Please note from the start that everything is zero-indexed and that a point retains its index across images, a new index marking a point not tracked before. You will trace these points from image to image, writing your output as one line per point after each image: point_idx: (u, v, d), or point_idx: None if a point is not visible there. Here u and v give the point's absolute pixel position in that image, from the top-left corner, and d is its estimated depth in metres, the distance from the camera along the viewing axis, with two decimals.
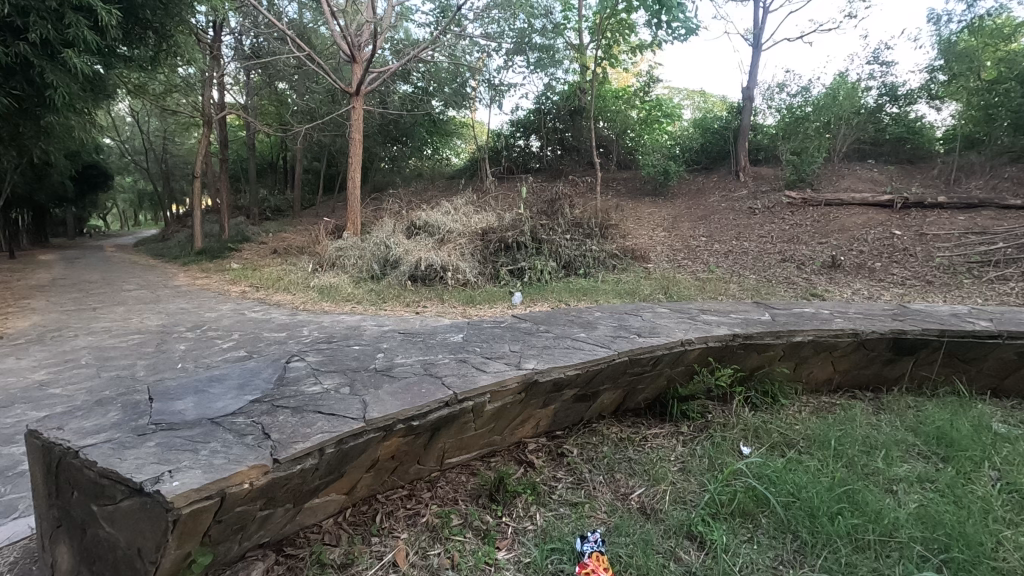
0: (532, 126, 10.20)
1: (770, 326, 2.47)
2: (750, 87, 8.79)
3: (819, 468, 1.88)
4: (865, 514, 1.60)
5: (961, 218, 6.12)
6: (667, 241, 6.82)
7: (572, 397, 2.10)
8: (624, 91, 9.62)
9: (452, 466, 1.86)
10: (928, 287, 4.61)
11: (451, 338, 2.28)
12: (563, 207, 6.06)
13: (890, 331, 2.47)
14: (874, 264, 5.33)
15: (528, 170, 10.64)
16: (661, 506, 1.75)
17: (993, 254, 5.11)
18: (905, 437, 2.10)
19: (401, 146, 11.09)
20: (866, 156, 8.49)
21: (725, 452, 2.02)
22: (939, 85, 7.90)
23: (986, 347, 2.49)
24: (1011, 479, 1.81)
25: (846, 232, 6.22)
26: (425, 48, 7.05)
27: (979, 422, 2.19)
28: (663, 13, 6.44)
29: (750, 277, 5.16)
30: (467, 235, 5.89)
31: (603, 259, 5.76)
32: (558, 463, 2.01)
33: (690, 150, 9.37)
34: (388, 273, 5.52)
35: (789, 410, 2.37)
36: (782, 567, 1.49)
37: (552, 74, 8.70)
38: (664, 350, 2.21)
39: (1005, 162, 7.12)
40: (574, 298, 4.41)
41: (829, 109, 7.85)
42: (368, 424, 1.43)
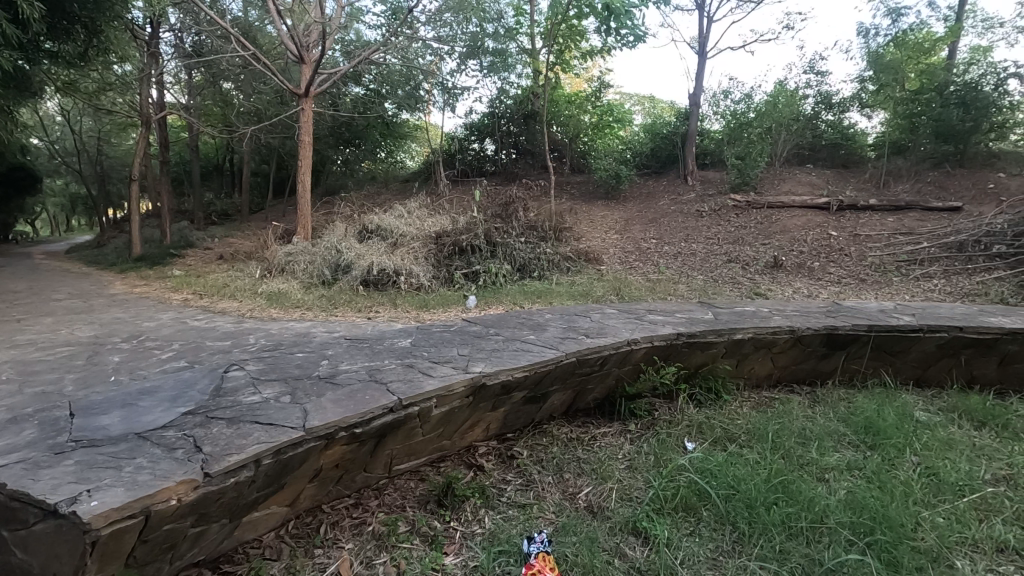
0: (486, 130, 10.21)
1: (712, 325, 2.55)
2: (696, 94, 9.09)
3: (757, 460, 1.96)
4: (798, 503, 1.68)
5: (891, 220, 6.52)
6: (620, 243, 6.96)
7: (521, 399, 2.11)
8: (577, 96, 9.76)
9: (400, 472, 1.84)
10: (861, 285, 4.88)
11: (399, 344, 2.25)
12: (517, 211, 6.10)
13: (823, 327, 2.60)
14: (813, 264, 5.59)
15: (482, 173, 10.63)
16: (607, 504, 1.79)
17: (917, 253, 5.46)
18: (836, 427, 2.21)
19: (354, 149, 10.81)
20: (805, 160, 8.91)
21: (669, 448, 2.08)
22: (868, 94, 8.38)
23: (908, 341, 2.64)
24: (930, 463, 1.93)
25: (787, 233, 6.53)
26: (375, 50, 6.95)
27: (904, 411, 2.33)
28: (612, 20, 6.57)
29: (698, 278, 5.32)
30: (420, 239, 5.85)
31: (557, 262, 5.83)
32: (508, 466, 2.03)
33: (641, 154, 9.59)
34: (340, 278, 5.40)
35: (731, 406, 2.45)
36: (721, 557, 1.54)
37: (505, 78, 8.70)
38: (611, 350, 2.25)
39: (928, 167, 7.64)
40: (528, 301, 4.44)
41: (770, 115, 8.20)
42: (307, 433, 1.40)
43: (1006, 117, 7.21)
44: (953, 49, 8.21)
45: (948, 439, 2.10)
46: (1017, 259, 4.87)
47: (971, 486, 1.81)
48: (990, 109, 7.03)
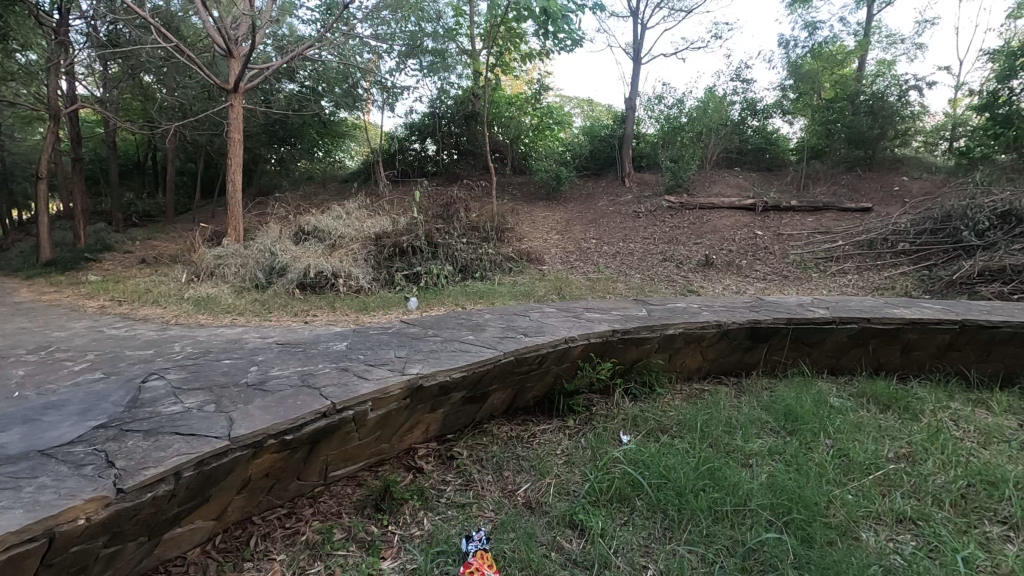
0: (426, 130, 10.09)
1: (645, 321, 2.64)
2: (632, 97, 9.36)
3: (687, 450, 2.05)
4: (724, 488, 1.77)
5: (810, 220, 6.97)
6: (561, 243, 7.08)
7: (460, 399, 2.11)
8: (517, 97, 9.79)
9: (337, 479, 1.80)
10: (784, 281, 5.19)
11: (334, 347, 2.20)
12: (458, 211, 6.11)
13: (747, 321, 2.75)
14: (741, 262, 5.89)
15: (424, 173, 10.51)
16: (545, 499, 1.82)
17: (833, 251, 5.87)
18: (759, 415, 2.35)
19: (289, 147, 10.39)
20: (733, 164, 9.38)
21: (605, 442, 2.14)
22: (789, 102, 8.89)
23: (824, 332, 2.82)
24: (842, 446, 2.08)
25: (717, 232, 6.85)
26: (310, 47, 6.74)
27: (820, 397, 2.50)
28: (549, 23, 6.68)
29: (635, 276, 5.49)
30: (359, 240, 5.73)
31: (499, 262, 5.86)
32: (447, 466, 2.03)
33: (581, 156, 9.78)
34: (274, 281, 5.19)
35: (663, 399, 2.56)
36: (653, 544, 1.61)
37: (445, 77, 8.58)
38: (549, 348, 2.29)
39: (842, 171, 8.22)
40: (470, 301, 4.44)
41: (701, 120, 8.64)
42: (233, 442, 1.35)
43: (908, 126, 7.89)
44: (862, 61, 8.89)
45: (857, 422, 2.28)
46: (919, 255, 5.32)
47: (876, 463, 1.96)
48: (894, 118, 7.68)
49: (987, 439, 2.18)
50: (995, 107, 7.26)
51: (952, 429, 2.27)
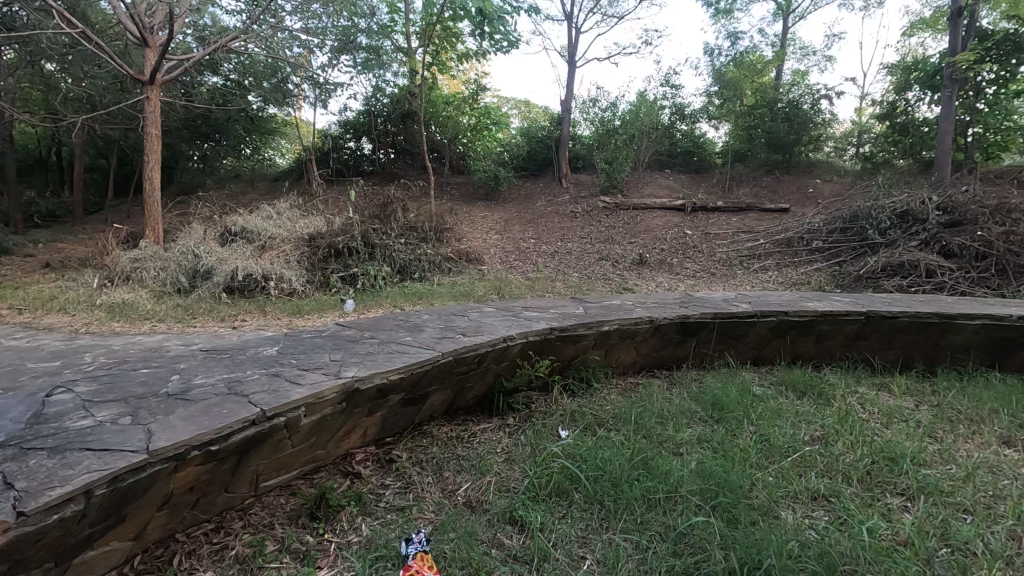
0: (361, 128, 9.85)
1: (582, 318, 2.71)
2: (568, 100, 9.55)
3: (622, 441, 2.12)
4: (656, 477, 1.85)
5: (735, 219, 7.36)
6: (500, 243, 7.11)
7: (399, 402, 2.08)
8: (454, 97, 9.75)
9: (269, 488, 1.73)
10: (711, 277, 5.46)
11: (264, 352, 2.11)
12: (395, 211, 6.04)
13: (677, 317, 2.88)
14: (672, 260, 6.14)
15: (359, 173, 10.26)
16: (486, 497, 1.83)
17: (755, 249, 6.23)
18: (689, 406, 2.46)
19: (213, 144, 9.83)
20: (664, 166, 9.74)
21: (544, 438, 2.18)
22: (714, 107, 9.35)
23: (747, 326, 2.99)
24: (763, 431, 2.21)
25: (650, 232, 7.11)
26: (235, 38, 6.42)
27: (744, 387, 2.66)
28: (485, 24, 6.70)
29: (572, 275, 5.60)
30: (292, 241, 5.52)
31: (438, 262, 5.82)
32: (386, 470, 2.00)
33: (518, 156, 9.87)
34: (199, 285, 4.90)
35: (600, 393, 2.63)
36: (590, 534, 1.65)
37: (380, 75, 8.37)
38: (488, 347, 2.30)
39: (762, 174, 8.74)
40: (409, 302, 4.39)
41: (633, 123, 9.02)
42: (151, 456, 1.27)
43: (820, 132, 8.53)
44: (779, 71, 9.50)
45: (777, 408, 2.43)
46: (830, 252, 5.74)
47: (794, 446, 2.10)
48: (807, 125, 8.30)
49: (889, 419, 2.39)
50: (894, 116, 8.18)
51: (859, 412, 2.47)
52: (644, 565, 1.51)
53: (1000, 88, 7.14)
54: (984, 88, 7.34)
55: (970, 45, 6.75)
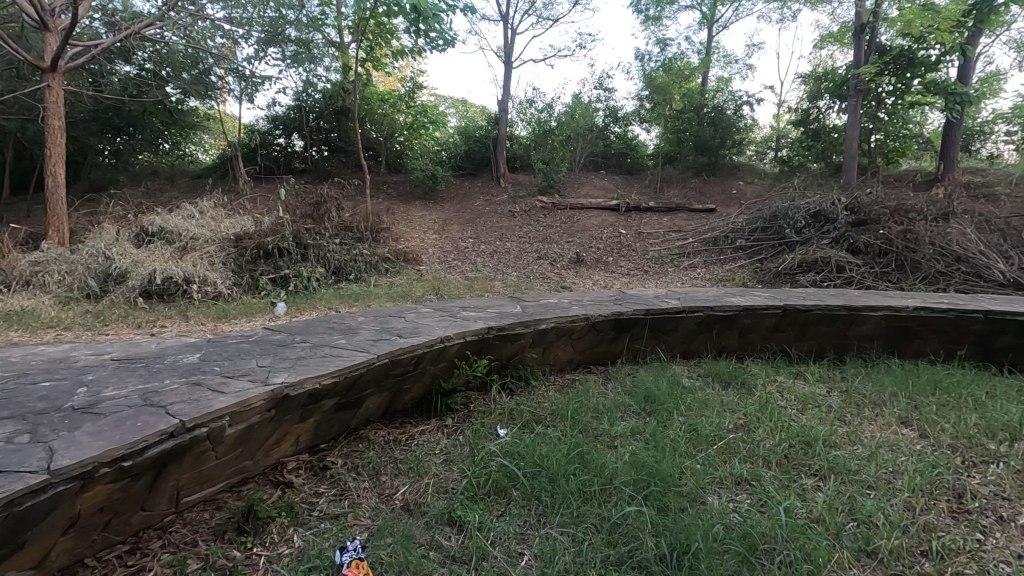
0: (291, 124, 9.47)
1: (519, 317, 2.73)
2: (504, 100, 9.60)
3: (559, 437, 2.16)
4: (592, 470, 1.89)
5: (665, 219, 7.66)
6: (438, 243, 7.05)
7: (333, 407, 2.02)
8: (390, 94, 9.57)
9: (191, 504, 1.64)
10: (644, 275, 5.66)
11: (184, 360, 1.99)
12: (329, 211, 5.89)
13: (611, 314, 2.96)
14: (607, 258, 6.31)
15: (290, 170, 9.86)
16: (424, 499, 1.81)
17: (685, 247, 6.51)
18: (624, 400, 2.54)
19: (126, 138, 9.14)
20: (599, 167, 9.98)
21: (483, 437, 2.18)
22: (646, 111, 9.67)
23: (676, 321, 3.12)
24: (691, 421, 2.32)
25: (586, 231, 7.27)
26: (149, 25, 5.99)
27: (674, 380, 2.77)
28: (420, 22, 6.60)
29: (511, 274, 5.64)
30: (216, 242, 5.23)
31: (375, 263, 5.70)
32: (320, 478, 1.94)
33: (456, 155, 9.82)
34: (111, 290, 4.54)
35: (538, 391, 2.67)
36: (528, 531, 1.67)
37: (311, 70, 8.05)
38: (424, 348, 2.27)
39: (690, 175, 9.14)
40: (344, 304, 4.27)
41: (568, 125, 9.22)
42: (53, 476, 1.18)
43: (742, 137, 9.04)
44: (705, 77, 9.98)
45: (704, 398, 2.56)
46: (753, 250, 6.09)
47: (719, 434, 2.21)
48: (731, 130, 8.84)
49: (804, 405, 2.56)
50: (808, 122, 8.76)
51: (777, 399, 2.63)
52: (580, 557, 1.54)
53: (897, 99, 7.80)
54: (884, 98, 7.99)
55: (872, 59, 7.35)
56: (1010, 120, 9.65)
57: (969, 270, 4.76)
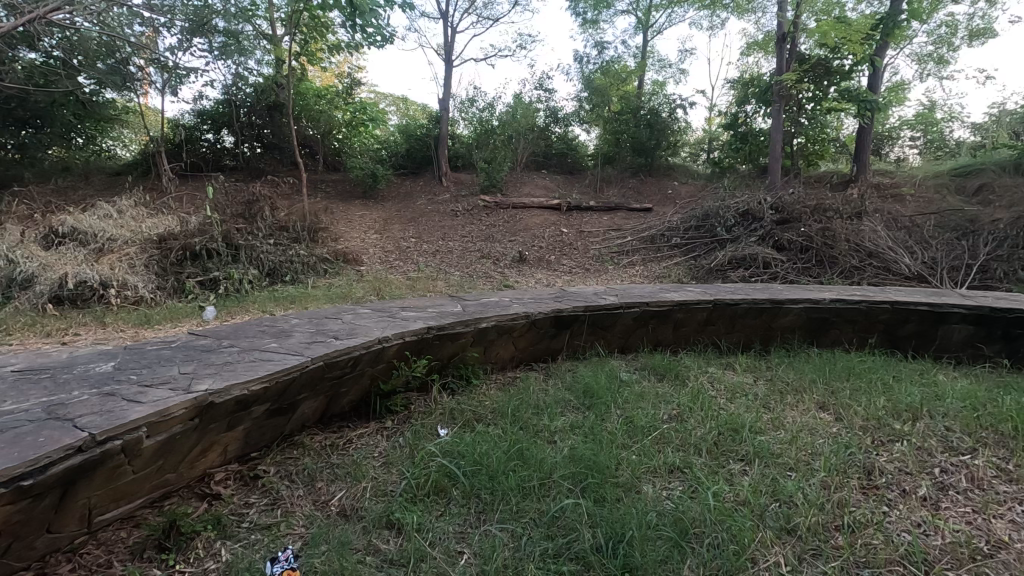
0: (221, 119, 9.01)
1: (460, 316, 2.72)
2: (445, 99, 9.52)
3: (499, 434, 2.17)
4: (531, 465, 1.92)
5: (605, 218, 7.84)
6: (379, 242, 6.91)
7: (264, 413, 1.94)
8: (326, 90, 9.26)
9: (106, 523, 1.54)
10: (585, 273, 5.77)
11: (97, 369, 1.86)
12: (262, 210, 5.67)
13: (551, 312, 3.00)
14: (550, 257, 6.39)
15: (220, 168, 9.38)
16: (361, 504, 1.77)
17: (624, 246, 6.69)
18: (564, 395, 2.58)
19: (32, 131, 8.38)
20: (540, 166, 10.09)
21: (423, 438, 2.16)
22: (585, 112, 9.86)
23: (614, 317, 3.20)
24: (628, 414, 2.39)
25: (529, 230, 7.33)
26: (56, 9, 5.51)
27: (612, 374, 2.85)
28: (357, 16, 6.42)
29: (454, 274, 5.61)
30: (137, 244, 4.91)
31: (312, 263, 5.51)
32: (250, 488, 1.86)
33: (397, 154, 9.66)
34: (15, 296, 4.16)
35: (479, 390, 2.67)
36: (468, 529, 1.67)
37: (241, 62, 7.67)
38: (362, 350, 2.22)
39: (629, 175, 9.41)
40: (278, 306, 4.11)
41: (510, 125, 9.29)
42: None
43: (677, 138, 9.46)
44: (641, 81, 10.29)
45: (640, 391, 2.64)
46: (687, 247, 6.33)
47: (654, 425, 2.29)
48: (665, 132, 9.20)
49: (733, 395, 2.69)
50: (737, 126, 9.20)
51: (709, 389, 2.76)
52: (519, 552, 1.56)
53: (816, 105, 8.32)
54: (804, 104, 8.49)
55: (793, 66, 7.79)
56: (914, 127, 10.49)
57: (879, 265, 5.14)
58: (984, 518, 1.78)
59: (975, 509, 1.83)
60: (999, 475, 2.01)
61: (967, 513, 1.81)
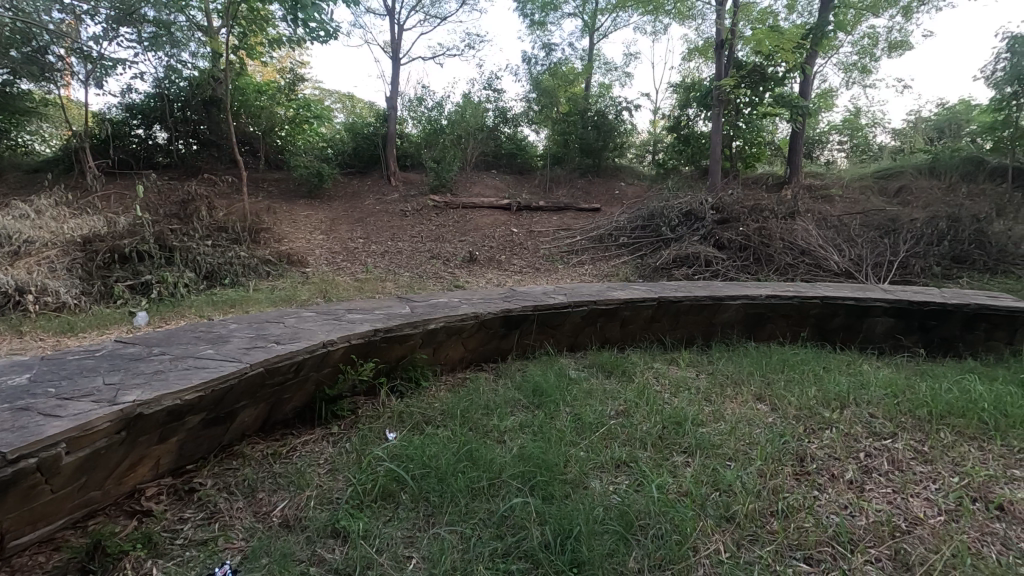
0: (152, 115, 8.53)
1: (408, 318, 2.68)
2: (392, 97, 9.37)
3: (448, 436, 2.16)
4: (480, 466, 1.91)
5: (554, 218, 7.93)
6: (326, 243, 6.73)
7: (199, 423, 1.85)
8: (267, 85, 8.92)
9: (22, 548, 1.43)
10: (535, 273, 5.82)
11: (9, 383, 1.72)
12: (198, 210, 5.42)
13: (500, 312, 3.00)
14: (500, 257, 6.40)
15: (152, 165, 8.88)
16: (304, 513, 1.72)
17: (573, 245, 6.79)
18: (513, 395, 2.60)
19: None
20: (490, 166, 10.10)
21: (370, 442, 2.12)
22: (534, 113, 9.93)
23: (563, 315, 3.24)
24: (576, 411, 2.42)
25: (479, 230, 7.32)
26: None
27: (561, 372, 2.88)
28: (299, 10, 6.21)
29: (403, 275, 5.53)
30: (58, 246, 4.57)
31: (253, 265, 5.29)
32: (186, 502, 1.77)
33: (343, 153, 9.45)
34: None
35: (428, 392, 2.65)
36: (416, 533, 1.65)
37: (174, 54, 7.27)
38: (305, 354, 2.15)
39: (577, 176, 9.56)
40: (217, 311, 3.93)
41: (459, 124, 9.23)
42: None
43: (623, 140, 9.71)
44: (588, 83, 10.49)
45: (588, 389, 2.69)
46: (634, 246, 6.49)
47: (601, 421, 2.33)
48: (612, 133, 9.43)
49: (676, 389, 2.79)
50: (679, 128, 9.54)
51: (653, 384, 2.84)
52: (468, 554, 1.55)
53: (753, 109, 8.71)
54: (742, 109, 8.88)
55: (731, 73, 8.12)
56: (841, 132, 11.17)
57: (811, 262, 5.44)
58: (902, 498, 1.91)
59: (895, 489, 1.96)
60: (917, 456, 2.16)
61: (889, 493, 1.93)
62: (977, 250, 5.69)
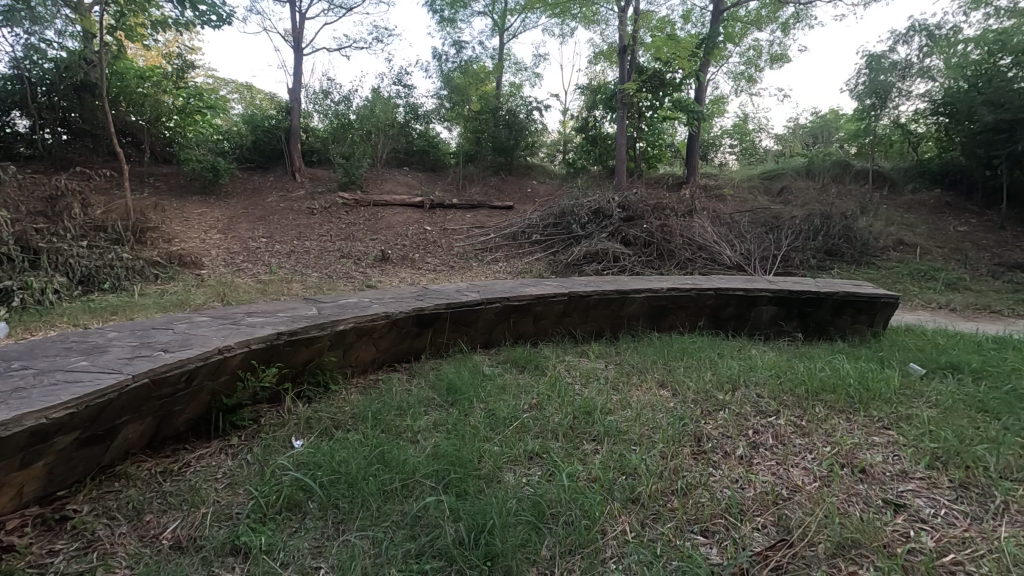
0: (9, 99, 7.49)
1: (315, 319, 2.56)
2: (295, 89, 8.91)
3: (359, 439, 2.10)
4: (392, 468, 1.88)
5: (467, 216, 7.92)
6: (223, 242, 6.28)
7: (71, 443, 1.67)
8: (150, 70, 8.14)
9: None
10: (449, 271, 5.79)
11: None
12: (70, 207, 4.84)
13: (412, 311, 2.96)
14: (413, 255, 6.30)
15: (10, 157, 7.81)
16: (200, 532, 1.61)
17: (487, 242, 6.83)
18: (427, 394, 2.57)
19: None
20: (402, 163, 9.90)
21: (274, 452, 2.01)
22: (445, 110, 9.89)
23: (476, 313, 3.25)
24: (490, 407, 2.44)
25: (390, 228, 7.15)
26: None
27: (475, 369, 2.89)
28: None
29: (311, 275, 5.29)
30: None
31: (139, 267, 4.83)
32: (58, 532, 1.59)
33: (242, 147, 8.87)
34: None
35: (338, 396, 2.55)
36: (325, 541, 1.59)
37: (36, 31, 6.43)
38: (197, 362, 1.98)
39: (490, 174, 9.63)
40: (93, 319, 3.54)
41: (368, 119, 8.97)
42: None
43: (535, 139, 9.95)
44: (499, 82, 10.60)
45: (502, 384, 2.71)
46: (546, 243, 6.63)
47: (514, 415, 2.37)
48: (523, 133, 9.59)
49: (586, 380, 2.89)
50: (588, 129, 9.90)
51: (565, 377, 2.93)
52: (380, 558, 1.51)
53: (654, 113, 9.19)
54: (643, 112, 9.36)
55: (633, 77, 8.56)
56: (731, 136, 12.11)
57: (707, 256, 5.84)
58: (784, 468, 2.11)
59: (778, 461, 2.15)
60: (796, 429, 2.40)
61: (772, 465, 2.13)
62: (845, 244, 6.39)
